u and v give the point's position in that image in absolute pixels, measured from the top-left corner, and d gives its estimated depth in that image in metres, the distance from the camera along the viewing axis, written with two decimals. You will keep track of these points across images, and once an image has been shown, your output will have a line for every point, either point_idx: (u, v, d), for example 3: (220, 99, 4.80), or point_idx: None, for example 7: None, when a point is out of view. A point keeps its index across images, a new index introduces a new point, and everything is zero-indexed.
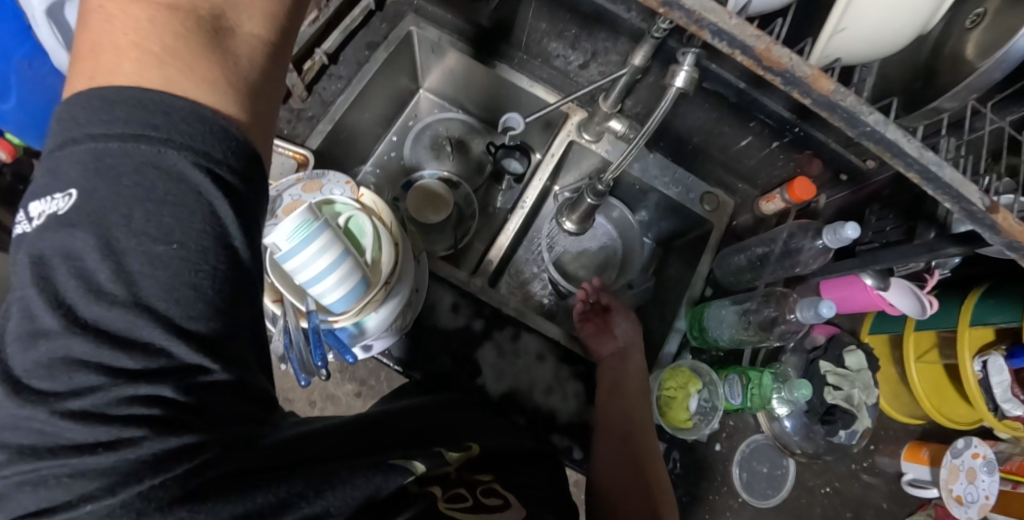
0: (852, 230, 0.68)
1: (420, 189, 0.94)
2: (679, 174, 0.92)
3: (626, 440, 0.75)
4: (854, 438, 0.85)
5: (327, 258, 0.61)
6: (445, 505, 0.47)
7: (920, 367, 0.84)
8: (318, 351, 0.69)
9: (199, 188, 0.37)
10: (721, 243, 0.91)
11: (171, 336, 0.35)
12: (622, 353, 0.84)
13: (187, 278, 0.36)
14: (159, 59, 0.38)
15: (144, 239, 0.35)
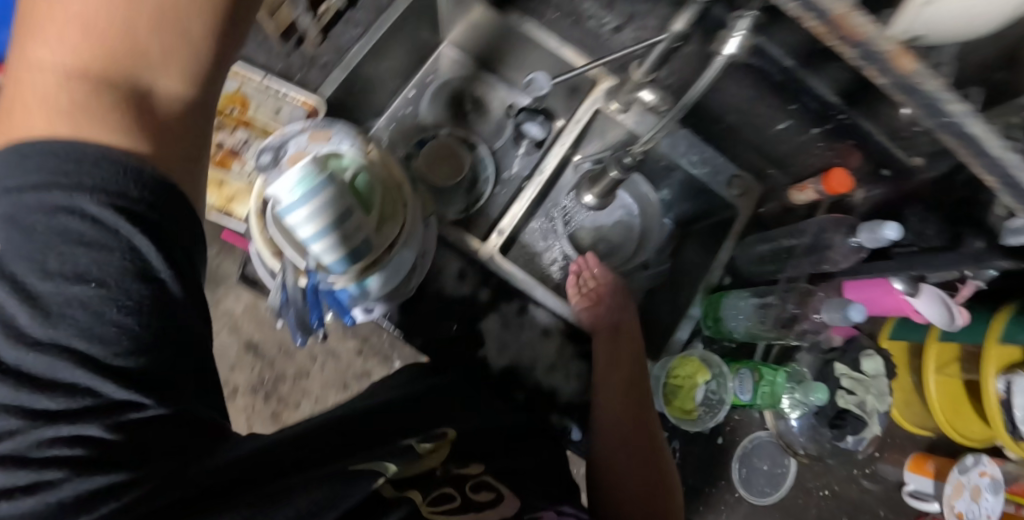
0: (890, 231, 0.65)
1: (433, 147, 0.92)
2: (708, 154, 0.88)
3: (627, 421, 0.73)
4: (860, 446, 0.81)
5: (324, 217, 0.63)
6: (428, 509, 0.46)
7: (939, 379, 0.82)
8: (316, 311, 0.69)
9: (109, 226, 0.38)
10: (746, 231, 0.88)
11: (95, 375, 0.38)
12: (615, 336, 0.79)
13: (107, 317, 0.38)
14: (66, 112, 0.39)
15: (60, 281, 0.37)
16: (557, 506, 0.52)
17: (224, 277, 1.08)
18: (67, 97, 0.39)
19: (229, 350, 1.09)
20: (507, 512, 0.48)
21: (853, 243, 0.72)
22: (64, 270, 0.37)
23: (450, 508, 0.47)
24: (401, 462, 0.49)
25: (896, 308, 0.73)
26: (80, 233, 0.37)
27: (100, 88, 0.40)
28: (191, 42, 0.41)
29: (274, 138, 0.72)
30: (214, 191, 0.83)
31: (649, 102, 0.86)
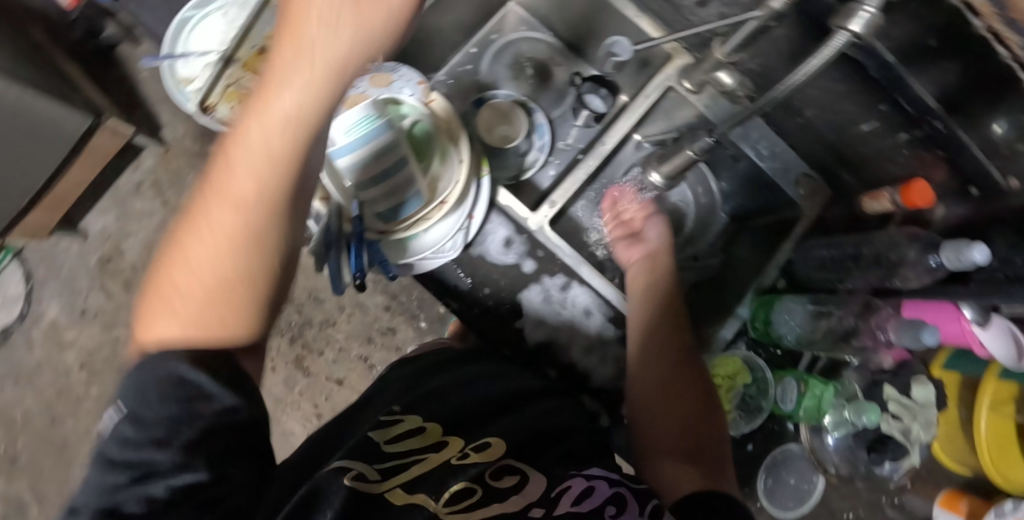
0: (978, 254, 0.61)
1: (493, 107, 0.88)
2: (779, 149, 0.86)
3: (666, 369, 0.73)
4: (897, 474, 0.81)
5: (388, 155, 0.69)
6: (444, 510, 0.48)
7: (990, 417, 0.78)
8: (357, 259, 0.67)
9: (171, 368, 0.42)
10: (806, 236, 0.84)
11: (158, 449, 0.40)
12: (656, 282, 0.78)
13: (166, 412, 0.40)
14: (172, 328, 0.45)
15: (139, 404, 0.41)
16: (586, 471, 0.55)
17: None
18: (189, 328, 0.45)
19: None
20: (532, 496, 0.50)
21: (932, 261, 0.67)
22: (138, 413, 0.40)
23: (468, 502, 0.49)
24: (398, 474, 0.52)
25: (957, 337, 0.68)
26: (152, 386, 0.41)
27: (214, 310, 0.46)
28: (259, 280, 0.46)
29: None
30: None
31: (726, 86, 0.81)
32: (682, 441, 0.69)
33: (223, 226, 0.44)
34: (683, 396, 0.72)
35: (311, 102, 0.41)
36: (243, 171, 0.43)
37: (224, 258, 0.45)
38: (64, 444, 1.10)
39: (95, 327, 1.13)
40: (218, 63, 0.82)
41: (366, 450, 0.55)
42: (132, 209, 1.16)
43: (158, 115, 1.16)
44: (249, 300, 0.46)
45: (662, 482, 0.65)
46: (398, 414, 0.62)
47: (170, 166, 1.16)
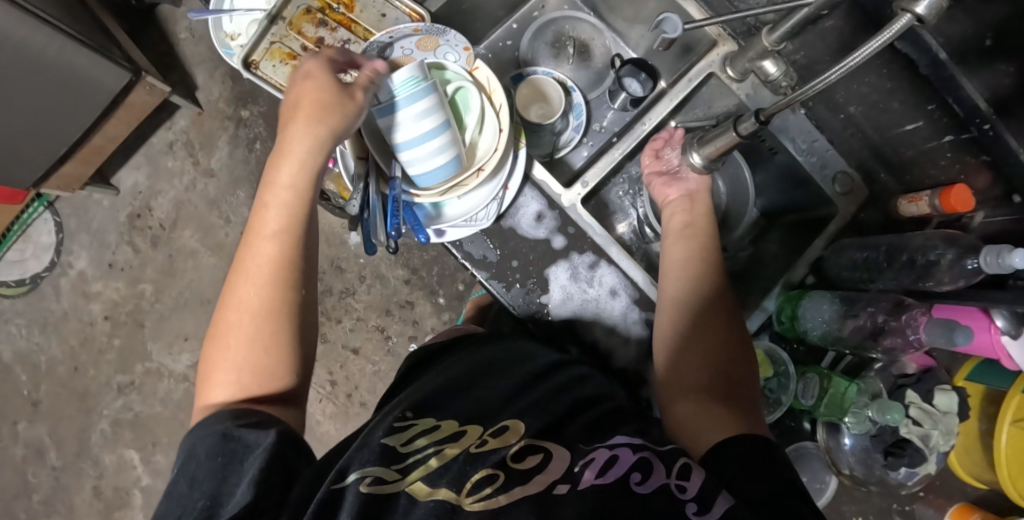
0: (1019, 258, 0.61)
1: (531, 84, 0.88)
2: (819, 144, 0.84)
3: (704, 306, 0.71)
4: (911, 480, 0.79)
5: (433, 120, 0.63)
6: (467, 500, 0.47)
7: (1011, 431, 0.76)
8: (392, 220, 0.69)
9: (223, 431, 0.52)
10: (841, 233, 0.83)
11: (217, 488, 0.48)
12: (698, 226, 0.78)
13: (218, 467, 0.49)
14: (231, 389, 0.57)
15: (199, 473, 0.50)
16: (610, 441, 0.55)
17: None
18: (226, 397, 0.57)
19: None
20: (555, 474, 0.50)
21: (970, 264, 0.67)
22: (208, 469, 0.50)
23: (488, 491, 0.48)
24: (417, 468, 0.50)
25: (987, 348, 0.70)
26: (218, 457, 0.50)
27: (257, 364, 0.58)
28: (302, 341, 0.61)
29: (381, 36, 0.74)
30: None
31: (769, 76, 0.81)
32: (716, 381, 0.66)
33: (259, 274, 0.59)
34: (721, 337, 0.69)
35: (301, 175, 0.61)
36: (276, 229, 0.60)
37: (253, 340, 0.58)
38: (84, 393, 1.12)
39: (120, 281, 1.15)
40: (264, 20, 0.82)
41: (376, 449, 0.53)
42: (163, 168, 1.18)
43: (194, 77, 1.17)
44: (285, 333, 0.59)
45: (693, 421, 0.63)
46: (411, 420, 0.58)
47: (203, 128, 1.18)
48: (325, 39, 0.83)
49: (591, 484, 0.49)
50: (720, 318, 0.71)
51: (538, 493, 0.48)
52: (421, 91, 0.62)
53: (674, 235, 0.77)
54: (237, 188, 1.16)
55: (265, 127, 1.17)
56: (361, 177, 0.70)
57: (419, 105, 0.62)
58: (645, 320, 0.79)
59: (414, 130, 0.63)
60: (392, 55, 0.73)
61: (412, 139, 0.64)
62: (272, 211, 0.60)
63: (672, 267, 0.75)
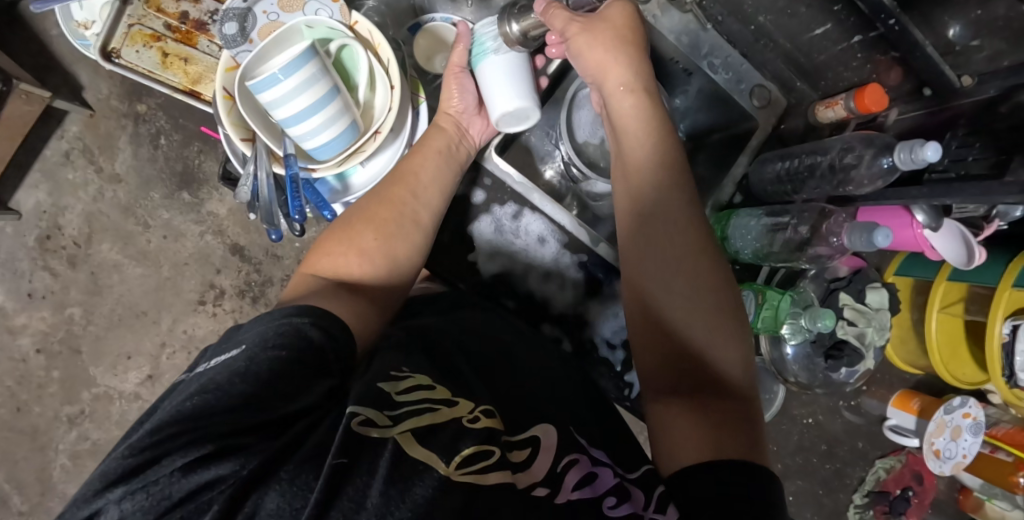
0: (931, 152, 0.58)
1: (429, 33, 0.81)
2: (733, 59, 0.79)
3: (681, 285, 0.57)
4: (852, 377, 0.81)
5: (311, 94, 0.59)
6: (454, 469, 0.41)
7: (941, 317, 0.78)
8: (295, 203, 0.65)
9: (241, 352, 0.44)
10: (763, 147, 0.81)
11: (196, 402, 0.40)
12: (656, 164, 0.60)
13: (200, 391, 0.41)
14: (338, 270, 0.59)
15: (185, 396, 0.41)
16: (589, 450, 0.50)
17: (206, 180, 1.06)
18: (330, 307, 0.53)
19: (214, 253, 1.07)
20: (538, 474, 0.45)
21: (885, 162, 0.65)
22: (262, 374, 0.43)
23: (483, 466, 0.42)
24: (411, 417, 0.44)
25: (910, 242, 0.69)
26: (273, 369, 0.43)
27: (357, 261, 0.60)
28: (399, 262, 0.62)
29: (235, 2, 0.70)
30: (179, 69, 0.77)
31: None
32: (689, 380, 0.55)
33: (372, 227, 0.62)
34: (702, 316, 0.55)
35: (435, 166, 0.68)
36: (425, 196, 0.66)
37: (370, 254, 0.60)
38: (33, 431, 1.05)
39: (45, 310, 1.05)
40: (116, 1, 0.75)
41: (366, 391, 0.45)
42: (64, 181, 1.05)
43: (78, 76, 1.04)
44: (404, 256, 0.63)
45: (665, 446, 0.52)
46: (406, 373, 0.49)
47: (98, 131, 1.05)
48: (190, 12, 0.77)
49: (570, 498, 0.44)
50: (701, 286, 0.56)
51: (519, 492, 0.42)
52: (297, 61, 0.58)
53: (634, 186, 0.61)
54: (150, 190, 1.05)
55: (167, 120, 1.05)
56: (252, 161, 0.65)
57: (297, 78, 0.58)
58: (578, 263, 0.78)
59: (291, 109, 0.60)
60: (255, 25, 0.71)
61: (296, 116, 0.60)
62: (420, 176, 0.66)
63: (635, 230, 0.60)
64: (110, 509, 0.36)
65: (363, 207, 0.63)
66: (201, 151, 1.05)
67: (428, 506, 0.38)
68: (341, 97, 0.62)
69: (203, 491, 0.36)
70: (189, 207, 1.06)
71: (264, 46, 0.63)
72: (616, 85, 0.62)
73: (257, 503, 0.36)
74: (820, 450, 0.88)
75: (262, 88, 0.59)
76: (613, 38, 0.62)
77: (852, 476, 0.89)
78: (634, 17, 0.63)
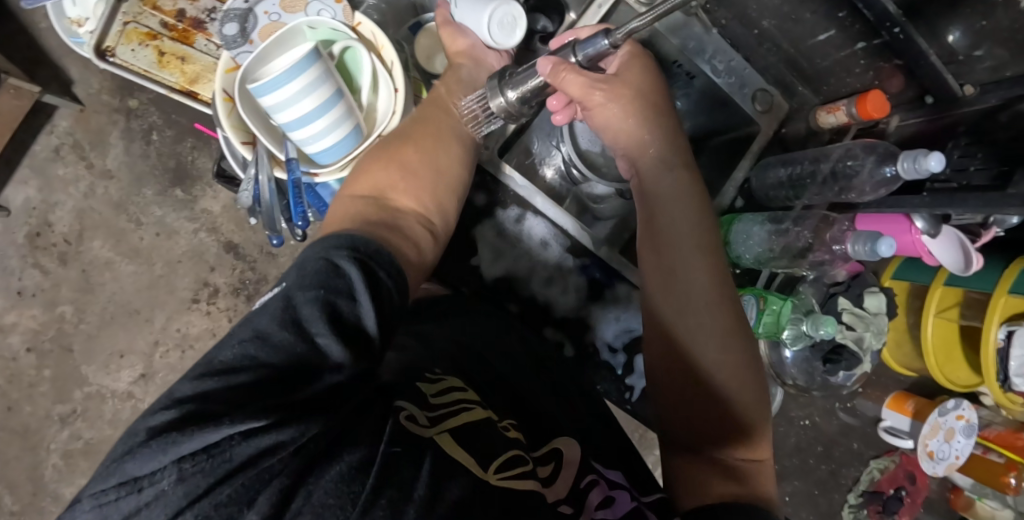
0: (935, 163, 0.58)
1: (431, 33, 0.80)
2: (736, 62, 0.79)
3: (704, 335, 0.56)
4: (849, 380, 0.81)
5: (314, 98, 0.58)
6: (495, 475, 0.42)
7: (936, 321, 0.79)
8: (297, 209, 0.65)
9: (285, 294, 0.41)
10: (763, 153, 0.81)
11: (250, 353, 0.38)
12: (675, 222, 0.59)
13: (252, 340, 0.39)
14: (376, 196, 0.56)
15: (236, 343, 0.39)
16: (605, 472, 0.52)
17: (200, 176, 1.05)
18: (373, 232, 0.50)
19: (209, 250, 1.06)
20: (562, 492, 0.46)
21: (888, 170, 0.65)
22: (307, 321, 0.40)
23: (517, 474, 0.44)
24: (449, 419, 0.46)
25: (909, 248, 0.69)
26: (320, 320, 0.40)
27: (398, 180, 0.58)
28: (441, 186, 0.60)
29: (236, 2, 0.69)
30: (176, 68, 0.76)
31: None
32: (710, 433, 0.56)
33: (409, 156, 0.60)
34: (724, 372, 0.56)
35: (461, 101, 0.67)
36: (458, 113, 0.65)
37: (411, 170, 0.59)
38: (24, 431, 1.04)
39: (36, 308, 1.04)
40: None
41: (407, 389, 0.48)
42: (54, 177, 1.03)
43: (68, 70, 1.02)
44: (451, 175, 0.62)
45: (686, 489, 0.56)
46: (439, 376, 0.52)
47: (89, 126, 1.03)
48: (187, 10, 0.76)
49: (593, 517, 0.45)
50: (724, 344, 0.56)
51: (548, 505, 0.44)
52: (301, 65, 0.57)
53: (655, 241, 0.60)
54: (142, 186, 1.04)
55: (159, 115, 1.03)
56: (253, 165, 0.65)
57: (300, 81, 0.57)
58: (581, 266, 0.78)
59: (295, 113, 0.59)
60: (255, 25, 0.70)
61: (298, 120, 0.59)
62: (448, 99, 0.67)
63: (658, 285, 0.59)
64: (168, 470, 0.33)
65: (401, 132, 0.62)
66: (194, 147, 1.04)
67: (463, 505, 0.38)
68: (345, 101, 0.61)
69: (264, 456, 0.34)
70: (182, 204, 1.05)
71: (265, 47, 0.62)
72: (634, 153, 0.62)
73: (312, 490, 0.35)
74: (817, 451, 0.89)
75: (264, 91, 0.58)
76: (629, 106, 0.61)
77: (848, 476, 0.90)
78: (647, 73, 0.64)
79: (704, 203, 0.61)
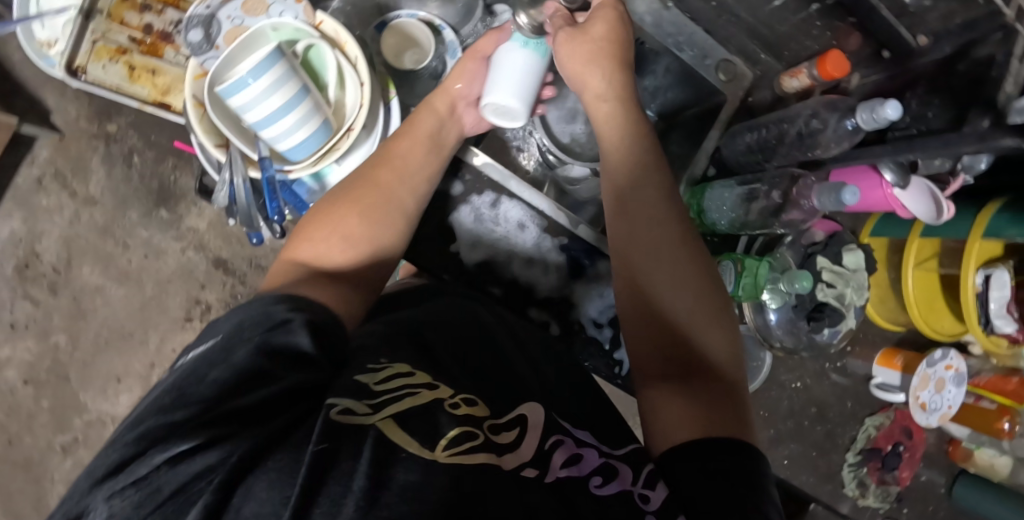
0: (891, 110, 0.58)
1: (397, 30, 0.82)
2: (697, 35, 0.81)
3: (668, 265, 0.58)
4: (835, 337, 0.82)
5: (281, 95, 0.59)
6: (442, 450, 0.40)
7: (916, 274, 0.80)
8: (272, 204, 0.66)
9: (222, 340, 0.45)
10: (733, 120, 0.82)
11: (180, 397, 0.40)
12: (637, 162, 0.62)
13: (184, 384, 0.41)
14: (311, 260, 0.58)
15: (171, 389, 0.41)
16: (573, 432, 0.48)
17: (184, 195, 1.05)
18: (311, 293, 0.53)
19: (197, 267, 1.07)
20: (526, 455, 0.43)
21: (849, 124, 0.65)
22: (238, 361, 0.42)
23: (469, 446, 0.41)
24: (391, 403, 0.42)
25: (882, 203, 0.69)
26: (256, 360, 0.43)
27: (338, 248, 0.59)
28: (380, 253, 0.62)
29: (198, 8, 0.70)
30: (148, 81, 0.77)
31: None
32: (679, 362, 0.56)
33: (355, 219, 0.60)
34: (687, 304, 0.57)
35: (426, 157, 0.67)
36: (411, 182, 0.65)
37: (353, 241, 0.60)
38: (27, 462, 1.04)
39: (29, 339, 1.04)
40: (77, 18, 0.75)
41: (347, 383, 0.43)
42: (38, 208, 1.04)
43: (44, 100, 1.02)
44: (397, 220, 0.63)
45: (654, 422, 0.53)
46: (385, 363, 0.47)
47: (69, 154, 1.03)
48: (154, 24, 0.77)
49: (559, 476, 0.43)
50: (684, 273, 0.58)
51: (507, 474, 0.41)
52: (266, 62, 0.58)
53: (619, 183, 0.62)
54: (127, 209, 1.04)
55: (139, 137, 1.04)
56: (227, 166, 0.66)
57: (266, 79, 0.58)
58: (559, 246, 0.79)
59: (263, 110, 0.60)
60: (220, 30, 0.71)
61: (267, 117, 0.60)
62: (407, 163, 0.65)
63: (619, 222, 0.62)
64: (103, 510, 0.35)
65: (345, 191, 0.63)
66: (176, 166, 1.04)
67: (415, 490, 0.37)
68: (312, 97, 0.62)
69: (193, 480, 0.35)
70: (168, 224, 1.05)
71: (231, 50, 0.63)
72: (591, 96, 0.64)
73: (243, 498, 0.35)
74: (811, 413, 0.90)
75: (233, 92, 0.59)
76: (590, 53, 0.63)
77: (845, 436, 0.91)
78: (616, 27, 0.64)
79: (659, 163, 0.63)
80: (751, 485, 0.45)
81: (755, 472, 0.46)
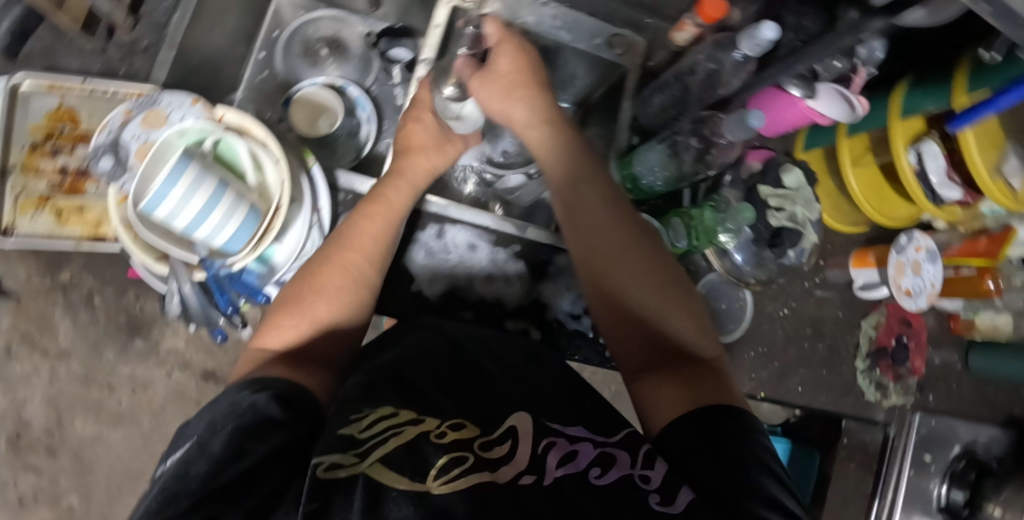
0: (768, 30, 0.61)
1: (303, 102, 0.84)
2: (582, 23, 0.84)
3: (633, 265, 0.59)
4: (803, 255, 0.83)
5: (200, 195, 0.61)
6: (435, 480, 0.41)
7: (857, 172, 0.82)
8: (224, 298, 0.72)
9: (197, 433, 0.44)
10: (640, 86, 0.85)
11: (164, 495, 0.40)
12: (574, 170, 0.64)
13: (167, 482, 0.40)
14: (279, 345, 0.58)
15: (154, 491, 0.41)
16: (565, 430, 0.49)
17: (154, 319, 1.04)
18: (274, 371, 0.53)
19: (187, 387, 1.06)
20: (521, 463, 0.44)
21: (738, 55, 0.68)
22: (216, 447, 0.42)
23: (460, 471, 0.42)
24: (377, 448, 0.42)
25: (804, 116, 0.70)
26: (234, 443, 0.43)
27: (306, 328, 0.59)
28: (349, 325, 0.62)
29: (100, 137, 0.72)
30: (77, 220, 0.79)
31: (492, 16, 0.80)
32: (659, 350, 0.57)
33: (318, 294, 0.61)
34: (652, 291, 0.58)
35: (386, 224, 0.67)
36: (367, 249, 0.64)
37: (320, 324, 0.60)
38: None
39: (41, 510, 1.02)
40: None
41: (331, 439, 0.43)
42: (13, 377, 1.00)
43: None
44: (365, 293, 0.63)
45: (647, 407, 0.54)
46: (364, 410, 0.47)
47: (30, 315, 1.00)
48: (69, 164, 0.78)
49: (556, 476, 0.43)
50: (648, 270, 0.59)
51: (503, 486, 0.42)
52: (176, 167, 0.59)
53: (563, 190, 0.64)
54: (101, 351, 1.03)
55: (94, 278, 1.01)
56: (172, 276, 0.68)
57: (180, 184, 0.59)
58: (515, 254, 0.80)
59: (188, 214, 0.61)
60: (129, 151, 0.72)
61: (194, 219, 0.61)
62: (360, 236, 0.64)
63: (572, 229, 0.63)
64: None
65: (307, 272, 0.63)
66: (138, 295, 1.03)
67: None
68: (232, 188, 0.63)
69: None
70: (146, 353, 1.04)
71: (145, 165, 0.63)
72: (519, 126, 0.66)
73: None
74: (809, 334, 0.91)
75: (153, 204, 0.60)
76: (504, 88, 0.66)
77: (847, 346, 0.92)
78: (519, 57, 0.67)
79: (593, 166, 0.65)
80: (746, 451, 0.45)
81: (750, 436, 0.47)
